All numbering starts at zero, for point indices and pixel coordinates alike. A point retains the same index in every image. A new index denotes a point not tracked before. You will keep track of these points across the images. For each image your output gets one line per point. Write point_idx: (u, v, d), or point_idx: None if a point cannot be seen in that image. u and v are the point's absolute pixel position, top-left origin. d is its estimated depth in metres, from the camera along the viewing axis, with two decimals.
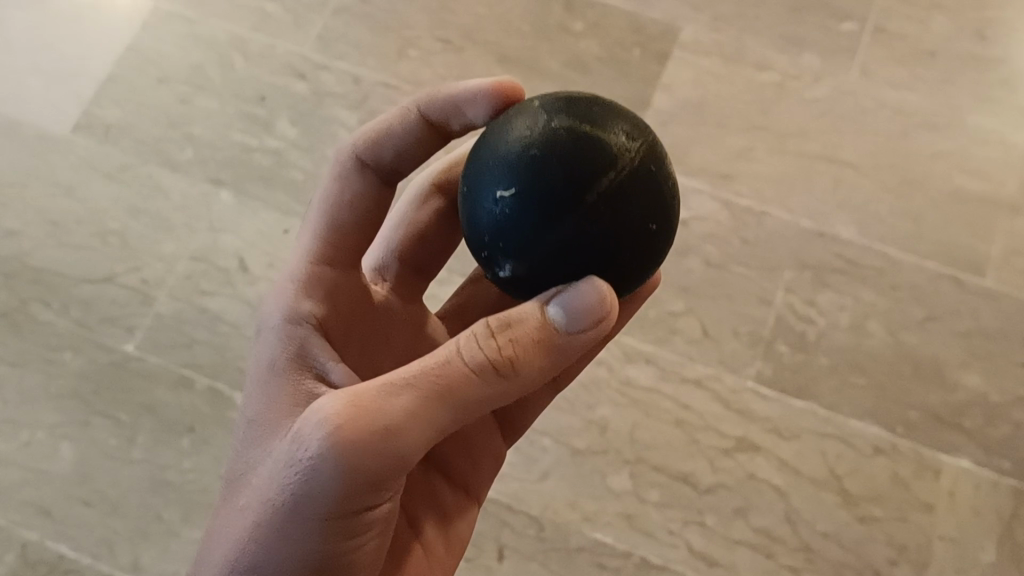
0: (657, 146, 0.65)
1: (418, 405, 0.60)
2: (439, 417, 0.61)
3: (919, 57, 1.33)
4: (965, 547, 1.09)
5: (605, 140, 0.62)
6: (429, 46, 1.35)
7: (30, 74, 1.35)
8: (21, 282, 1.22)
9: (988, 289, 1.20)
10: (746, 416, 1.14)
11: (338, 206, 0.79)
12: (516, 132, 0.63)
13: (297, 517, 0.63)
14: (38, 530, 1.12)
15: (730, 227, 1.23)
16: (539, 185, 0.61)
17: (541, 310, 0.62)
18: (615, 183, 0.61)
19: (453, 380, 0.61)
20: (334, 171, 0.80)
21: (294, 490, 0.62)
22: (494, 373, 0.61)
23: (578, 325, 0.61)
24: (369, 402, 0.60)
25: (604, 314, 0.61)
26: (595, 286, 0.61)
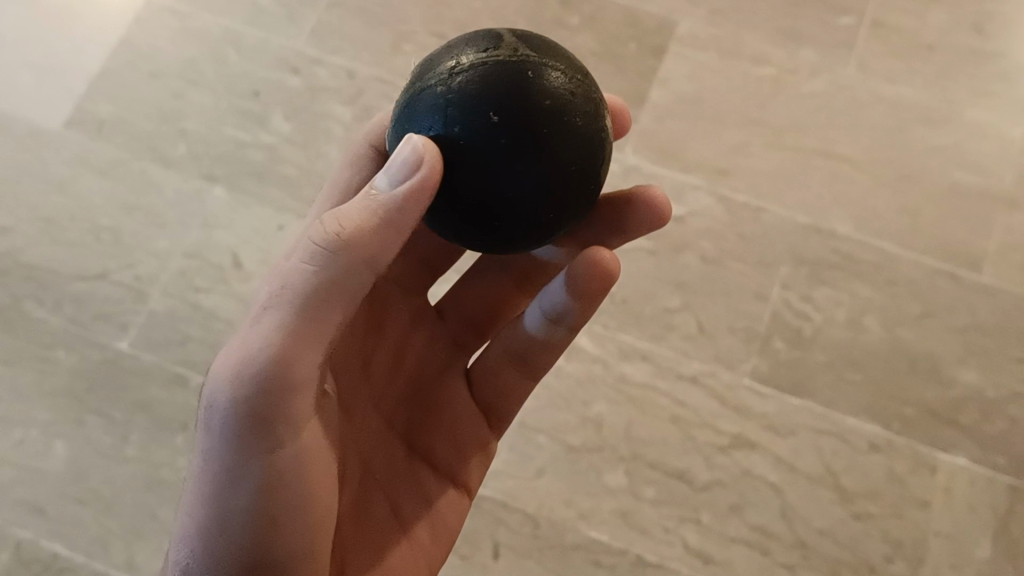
0: (588, 105, 0.64)
1: (278, 325, 0.61)
2: (304, 336, 0.61)
3: (916, 51, 1.32)
4: (960, 543, 1.09)
5: (531, 52, 0.63)
6: (424, 40, 1.34)
7: (22, 70, 1.34)
8: (13, 280, 1.21)
9: (984, 284, 1.20)
10: (741, 412, 1.14)
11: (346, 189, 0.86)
12: (448, 50, 0.64)
13: (211, 466, 0.64)
14: (32, 529, 1.11)
15: (726, 223, 1.23)
16: (456, 49, 0.64)
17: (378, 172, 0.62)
18: (524, 109, 0.61)
19: (303, 287, 0.61)
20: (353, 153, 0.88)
21: (205, 441, 0.64)
22: (331, 254, 0.60)
23: (396, 181, 0.60)
24: (240, 339, 0.62)
25: (413, 163, 0.59)
26: (413, 138, 0.60)
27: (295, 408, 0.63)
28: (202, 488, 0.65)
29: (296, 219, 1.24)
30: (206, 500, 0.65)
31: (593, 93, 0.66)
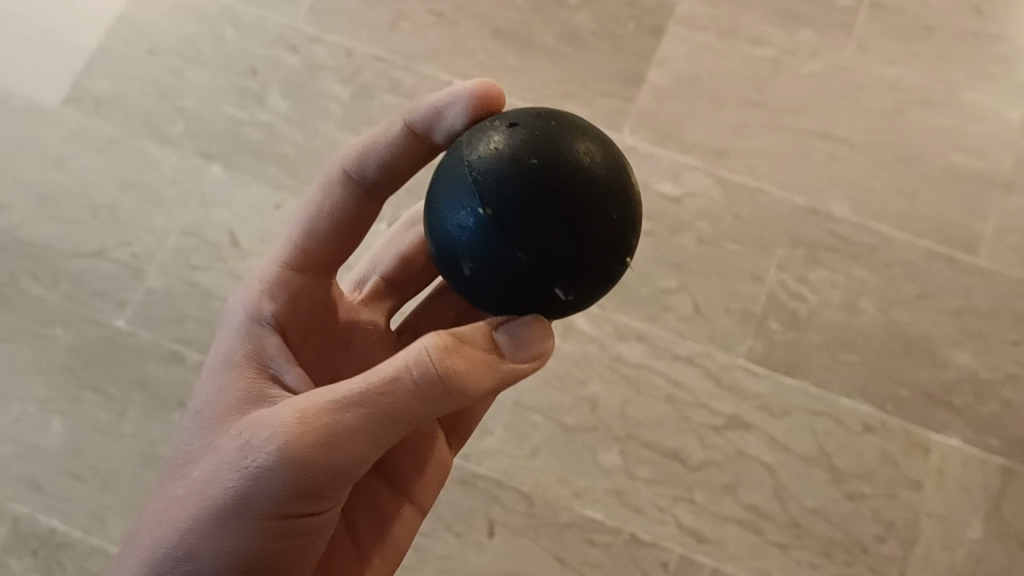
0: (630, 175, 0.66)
1: (364, 424, 0.62)
2: (383, 433, 0.62)
3: (916, 33, 1.32)
4: (951, 524, 1.09)
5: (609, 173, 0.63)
6: (422, 19, 1.34)
7: (19, 45, 1.33)
8: (11, 256, 1.22)
9: (980, 267, 1.20)
10: (736, 393, 1.14)
11: (320, 212, 0.81)
12: (537, 166, 0.62)
13: (234, 514, 0.65)
14: (29, 504, 1.12)
15: (723, 204, 1.23)
16: (551, 203, 0.61)
17: (489, 334, 0.65)
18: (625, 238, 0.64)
19: (402, 403, 0.61)
20: (324, 178, 0.82)
21: (236, 491, 0.65)
22: (444, 393, 0.61)
23: (520, 351, 0.65)
24: (317, 421, 0.62)
25: (543, 351, 0.65)
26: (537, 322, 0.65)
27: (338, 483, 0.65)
28: (234, 533, 0.65)
29: (294, 196, 1.24)
30: (236, 544, 0.65)
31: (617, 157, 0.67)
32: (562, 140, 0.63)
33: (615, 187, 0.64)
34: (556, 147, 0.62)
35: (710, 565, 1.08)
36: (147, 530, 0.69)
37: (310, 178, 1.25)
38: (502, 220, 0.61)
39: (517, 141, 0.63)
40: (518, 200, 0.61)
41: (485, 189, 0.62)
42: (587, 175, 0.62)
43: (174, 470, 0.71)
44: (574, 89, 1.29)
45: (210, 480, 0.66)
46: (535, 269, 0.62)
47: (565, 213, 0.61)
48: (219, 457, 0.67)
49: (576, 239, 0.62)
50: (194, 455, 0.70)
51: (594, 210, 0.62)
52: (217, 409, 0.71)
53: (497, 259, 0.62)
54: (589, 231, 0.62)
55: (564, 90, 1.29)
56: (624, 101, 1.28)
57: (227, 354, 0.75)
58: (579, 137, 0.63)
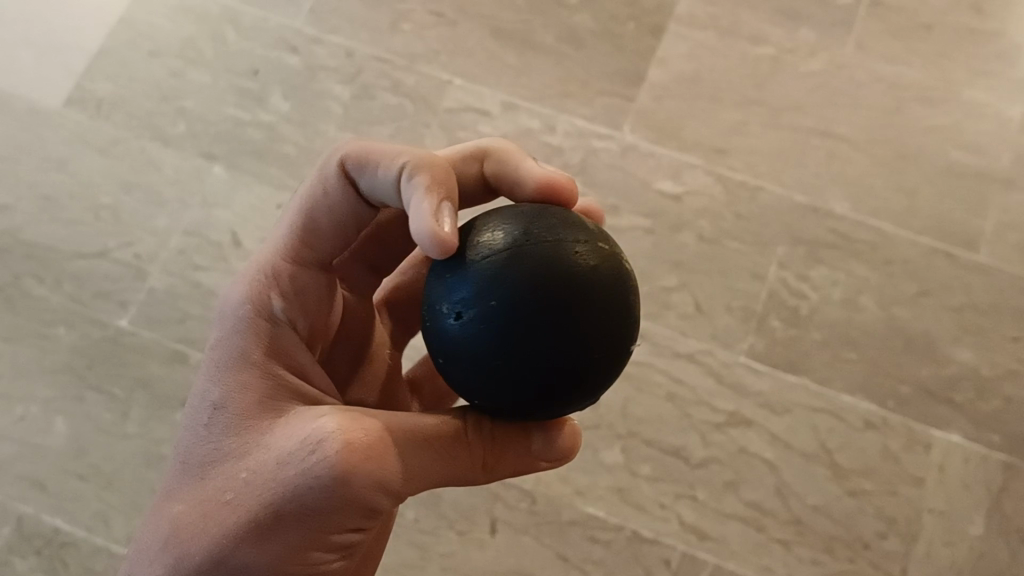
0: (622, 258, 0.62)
1: (430, 463, 0.62)
2: (439, 477, 0.63)
3: (915, 31, 1.32)
4: (953, 520, 1.10)
5: (604, 268, 0.59)
6: (422, 20, 1.34)
7: (21, 47, 1.34)
8: (14, 257, 1.22)
9: (980, 263, 1.20)
10: (737, 390, 1.15)
11: (320, 205, 0.72)
12: (530, 287, 0.57)
13: (289, 523, 0.61)
14: (33, 504, 1.13)
15: (724, 202, 1.23)
16: (549, 320, 0.57)
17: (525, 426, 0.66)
18: (629, 325, 0.61)
19: (457, 462, 0.64)
20: (318, 174, 0.72)
21: (292, 500, 0.60)
22: (481, 468, 0.65)
23: (551, 453, 0.67)
24: (388, 445, 0.61)
25: (572, 451, 0.67)
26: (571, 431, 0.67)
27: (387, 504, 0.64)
28: (286, 542, 0.61)
29: None
30: (284, 552, 0.61)
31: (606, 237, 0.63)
32: (572, 220, 0.61)
33: (616, 284, 0.60)
34: (566, 225, 0.60)
35: (712, 562, 1.08)
36: (178, 542, 0.63)
37: None
38: (511, 292, 0.57)
39: (522, 221, 0.60)
40: (530, 270, 0.58)
41: (480, 319, 0.58)
42: (599, 254, 0.60)
43: (195, 473, 0.65)
44: (574, 88, 1.30)
45: (259, 490, 0.61)
46: (549, 349, 0.57)
47: (580, 286, 0.58)
48: (268, 460, 0.62)
49: (591, 314, 0.58)
50: (223, 460, 0.64)
51: (609, 290, 0.59)
52: (247, 407, 0.65)
53: (507, 336, 0.57)
54: (604, 310, 0.59)
55: (565, 89, 1.29)
56: (624, 100, 1.29)
57: (245, 349, 0.68)
58: (565, 240, 0.59)
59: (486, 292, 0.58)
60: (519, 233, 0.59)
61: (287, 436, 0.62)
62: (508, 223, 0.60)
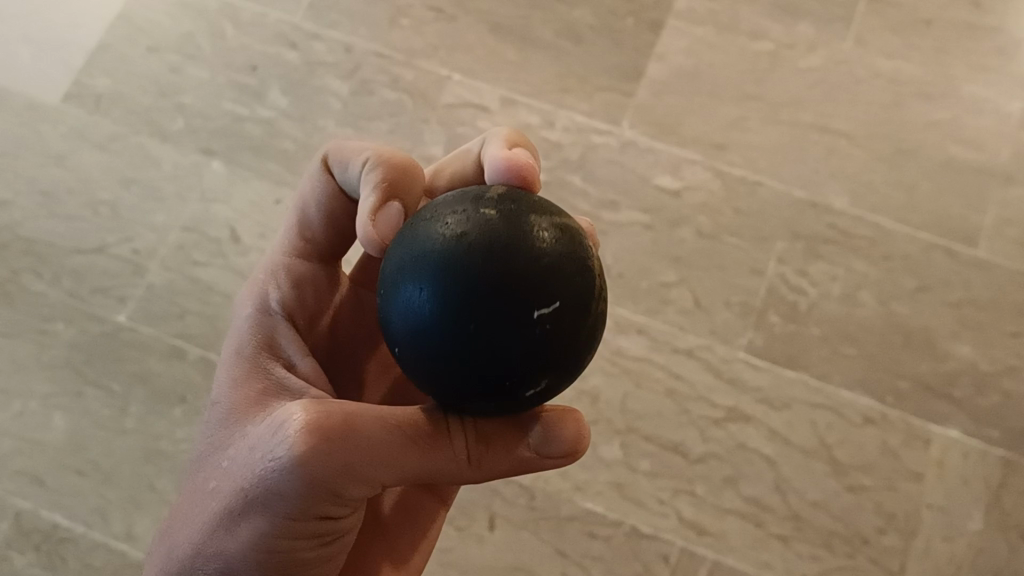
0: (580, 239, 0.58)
1: (400, 448, 0.60)
2: (416, 464, 0.61)
3: (914, 26, 1.32)
4: (952, 515, 1.09)
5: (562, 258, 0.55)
6: (420, 15, 1.34)
7: (19, 42, 1.34)
8: (12, 253, 1.22)
9: (979, 259, 1.20)
10: (736, 386, 1.14)
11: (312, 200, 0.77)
12: (487, 284, 0.53)
13: (254, 509, 0.61)
14: (32, 499, 1.13)
15: (722, 198, 1.23)
16: (508, 319, 0.53)
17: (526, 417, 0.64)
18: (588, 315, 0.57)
19: (436, 449, 0.61)
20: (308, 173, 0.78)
21: (256, 487, 0.60)
22: (468, 461, 0.62)
23: (551, 450, 0.63)
24: (353, 429, 0.59)
25: (576, 449, 0.64)
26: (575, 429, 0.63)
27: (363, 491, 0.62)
28: (255, 529, 0.61)
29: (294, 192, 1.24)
30: (256, 540, 0.62)
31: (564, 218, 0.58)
32: (534, 204, 0.57)
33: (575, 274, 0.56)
34: (525, 208, 0.56)
35: (711, 557, 1.08)
36: (175, 532, 0.66)
37: None
38: (463, 282, 0.54)
39: (481, 203, 0.56)
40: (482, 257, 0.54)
41: (438, 317, 0.54)
42: (560, 240, 0.56)
43: (195, 468, 0.68)
44: (573, 84, 1.29)
45: (231, 478, 0.62)
46: (505, 342, 0.54)
47: (539, 275, 0.54)
48: (242, 449, 0.63)
49: (549, 305, 0.54)
50: (213, 452, 0.66)
51: (572, 279, 0.55)
52: (238, 402, 0.67)
53: (458, 327, 0.54)
54: (565, 300, 0.55)
55: (564, 85, 1.29)
56: (623, 95, 1.29)
57: (243, 345, 0.70)
58: (525, 228, 0.55)
59: (437, 280, 0.54)
60: (477, 222, 0.55)
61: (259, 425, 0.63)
62: (464, 212, 0.56)
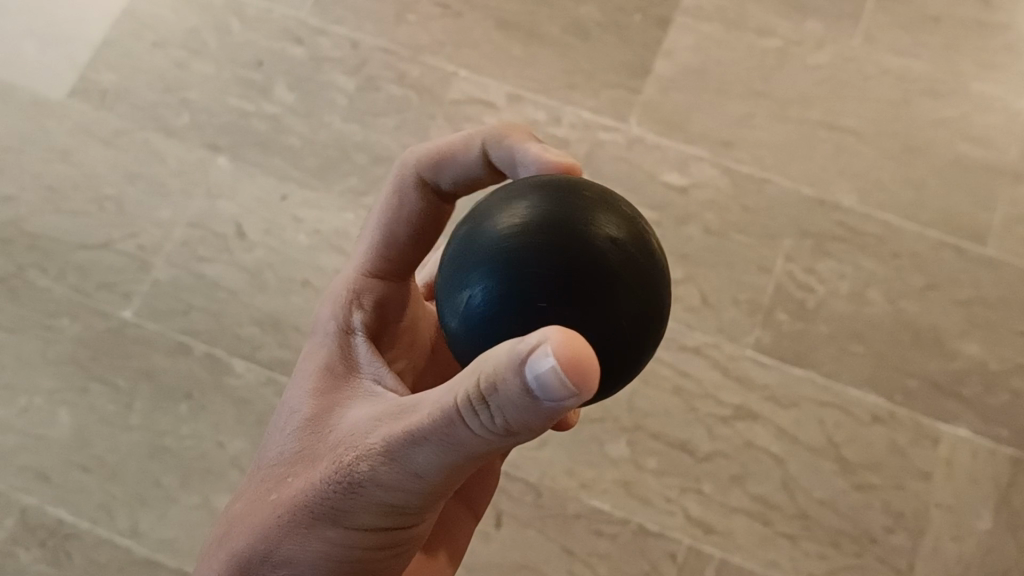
0: (644, 247, 0.61)
1: (439, 451, 0.59)
2: (465, 463, 0.59)
3: (923, 23, 1.31)
4: (961, 514, 1.09)
5: (621, 277, 0.58)
6: (426, 11, 1.34)
7: (24, 38, 1.33)
8: (17, 248, 1.22)
9: (988, 257, 1.19)
10: (744, 384, 1.14)
11: (397, 219, 0.80)
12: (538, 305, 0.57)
13: (322, 517, 0.65)
14: (37, 495, 1.12)
15: (730, 195, 1.22)
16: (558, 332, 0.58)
17: (515, 367, 0.49)
18: (647, 324, 0.60)
19: (470, 441, 0.57)
20: (395, 183, 0.80)
21: (325, 494, 0.65)
22: (506, 439, 0.55)
23: (556, 395, 0.49)
24: (400, 441, 0.61)
25: (584, 383, 0.48)
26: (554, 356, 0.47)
27: (418, 492, 0.63)
28: (325, 531, 0.65)
29: (299, 188, 1.24)
30: (323, 540, 0.65)
31: (631, 229, 0.61)
32: (605, 199, 0.61)
33: (634, 289, 0.59)
34: (589, 201, 0.60)
35: (718, 556, 1.08)
36: (228, 534, 0.70)
37: (316, 169, 1.25)
38: (530, 265, 0.58)
39: (541, 212, 0.59)
40: (542, 235, 0.58)
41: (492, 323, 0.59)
42: (623, 233, 0.59)
43: (258, 472, 0.72)
44: (580, 80, 1.29)
45: (300, 489, 0.66)
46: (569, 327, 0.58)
47: (596, 261, 0.58)
48: (313, 462, 0.67)
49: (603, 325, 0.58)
50: (281, 461, 0.70)
51: (627, 270, 0.59)
52: (309, 413, 0.70)
53: (516, 299, 0.58)
54: (622, 305, 0.58)
55: (571, 81, 1.29)
56: (629, 92, 1.28)
57: (318, 361, 0.74)
58: (583, 248, 0.58)
59: (499, 280, 0.58)
60: (536, 238, 0.58)
61: (329, 440, 0.67)
62: (526, 224, 0.59)
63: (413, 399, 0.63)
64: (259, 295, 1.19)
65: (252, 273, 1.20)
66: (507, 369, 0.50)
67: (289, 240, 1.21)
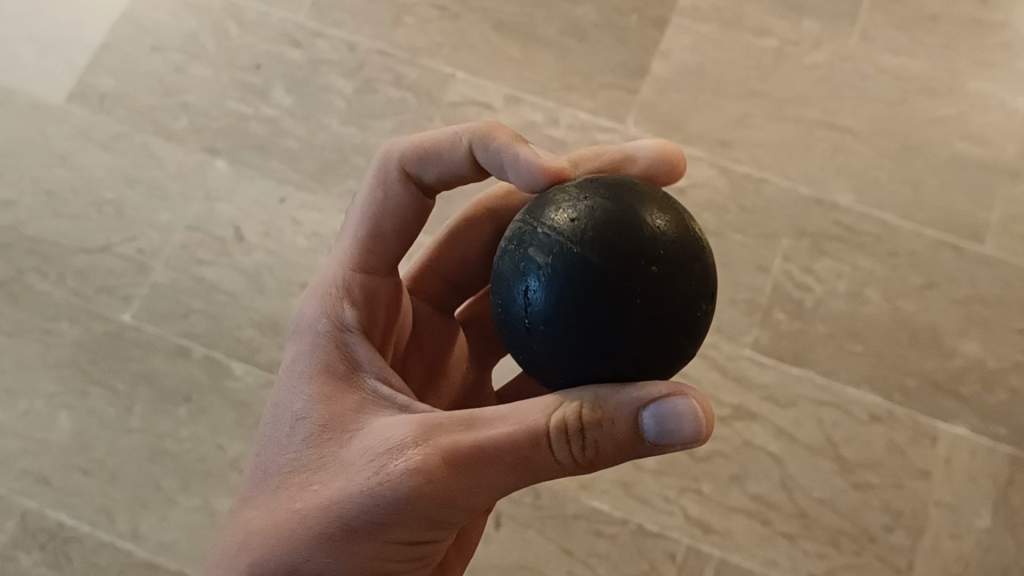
0: (695, 246, 0.62)
1: (506, 470, 0.61)
2: (517, 482, 0.62)
3: (919, 22, 1.31)
4: (959, 512, 1.09)
5: (672, 277, 0.59)
6: (424, 13, 1.34)
7: (23, 42, 1.34)
8: (17, 252, 1.22)
9: (986, 255, 1.19)
10: (743, 384, 1.14)
11: (378, 212, 0.79)
12: (588, 303, 0.59)
13: (360, 529, 0.62)
14: (38, 498, 1.13)
15: (728, 195, 1.23)
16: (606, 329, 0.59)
17: (635, 415, 0.60)
18: (692, 321, 0.61)
19: (541, 463, 0.61)
20: (378, 176, 0.80)
21: (366, 507, 0.62)
22: (575, 464, 0.61)
23: (666, 440, 0.60)
24: (462, 458, 0.61)
25: (701, 432, 0.60)
26: (690, 408, 0.59)
27: (460, 510, 0.64)
28: (359, 546, 0.63)
29: (298, 191, 1.24)
30: (359, 555, 0.63)
31: (686, 229, 0.62)
32: (664, 200, 0.62)
33: (685, 290, 0.60)
34: (641, 199, 0.61)
35: (717, 556, 1.08)
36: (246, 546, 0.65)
37: (314, 172, 1.25)
38: (581, 264, 0.59)
39: (592, 212, 0.60)
40: (603, 224, 0.59)
41: (543, 318, 0.60)
42: (673, 226, 0.61)
43: (271, 482, 0.67)
44: (577, 81, 1.29)
45: (334, 500, 0.63)
46: (618, 325, 0.59)
47: (657, 259, 0.59)
48: (345, 472, 0.64)
49: (654, 323, 0.59)
50: (294, 469, 0.66)
51: (679, 267, 0.60)
52: (319, 420, 0.68)
53: (573, 296, 0.59)
54: (672, 305, 0.59)
55: (568, 82, 1.29)
56: (627, 93, 1.28)
57: (319, 365, 0.71)
58: (634, 249, 0.59)
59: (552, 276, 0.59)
60: (589, 236, 0.59)
61: (362, 450, 0.64)
62: (581, 222, 0.60)
63: (462, 414, 0.63)
64: (258, 297, 1.19)
65: (250, 276, 1.20)
66: (618, 411, 0.60)
67: (288, 242, 1.21)
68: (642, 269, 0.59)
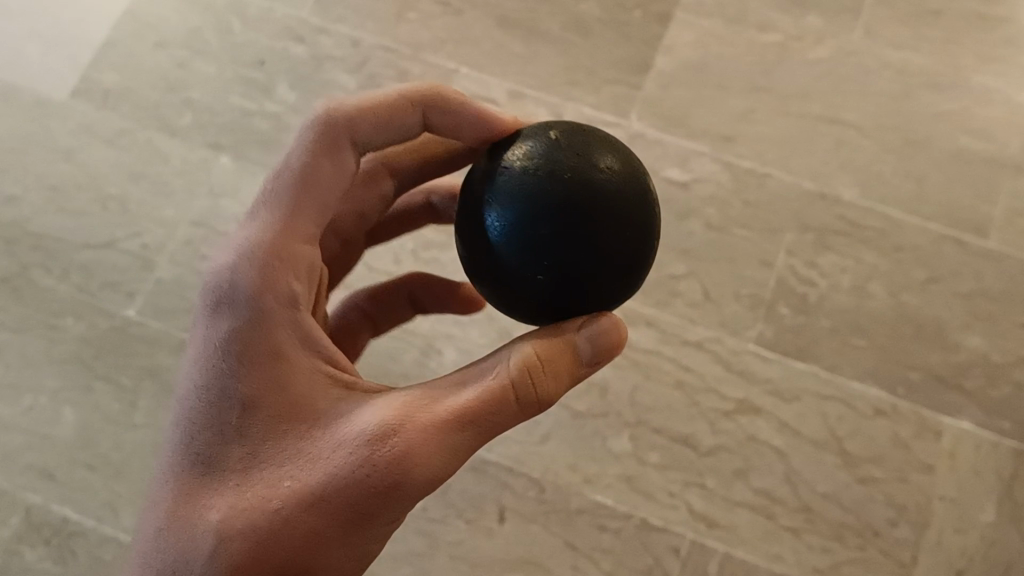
0: (642, 190, 0.65)
1: (478, 438, 0.61)
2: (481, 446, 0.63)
3: (922, 17, 1.31)
4: (964, 506, 1.09)
5: (617, 216, 0.63)
6: (427, 9, 1.34)
7: (27, 39, 1.34)
8: (23, 248, 1.22)
9: (990, 250, 1.19)
10: (747, 378, 1.14)
11: (310, 183, 0.70)
12: (534, 234, 0.62)
13: (346, 516, 0.61)
14: (42, 493, 1.13)
15: (731, 189, 1.23)
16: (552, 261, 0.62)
17: (569, 342, 0.64)
18: (633, 261, 0.64)
19: (505, 419, 0.62)
20: (312, 141, 0.71)
21: (353, 495, 0.60)
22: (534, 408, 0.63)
23: (598, 357, 0.64)
24: (440, 433, 0.60)
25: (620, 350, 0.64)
26: (617, 325, 0.64)
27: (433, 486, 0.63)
28: (345, 533, 0.61)
29: None
30: (346, 542, 0.61)
31: (633, 173, 0.65)
32: (614, 146, 0.65)
33: (628, 229, 0.63)
34: (595, 143, 0.64)
35: (722, 550, 1.08)
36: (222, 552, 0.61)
37: None
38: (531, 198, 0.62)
39: (546, 152, 0.64)
40: (557, 165, 0.63)
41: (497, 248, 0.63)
42: (624, 173, 0.64)
43: (234, 480, 0.63)
44: (581, 77, 1.29)
45: (315, 490, 0.61)
46: (564, 260, 0.62)
47: (604, 197, 0.62)
48: (321, 460, 0.61)
49: (596, 258, 0.62)
50: (259, 463, 0.63)
51: (624, 206, 0.63)
52: (276, 404, 0.64)
53: (524, 228, 0.62)
54: (614, 242, 0.62)
55: (572, 78, 1.29)
56: (629, 88, 1.28)
57: (260, 347, 0.65)
58: (581, 186, 0.62)
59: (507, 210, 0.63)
60: (541, 171, 0.63)
61: (336, 436, 0.62)
62: (535, 160, 0.64)
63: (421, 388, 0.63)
64: None
65: None
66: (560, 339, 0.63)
67: None
68: (587, 207, 0.62)
